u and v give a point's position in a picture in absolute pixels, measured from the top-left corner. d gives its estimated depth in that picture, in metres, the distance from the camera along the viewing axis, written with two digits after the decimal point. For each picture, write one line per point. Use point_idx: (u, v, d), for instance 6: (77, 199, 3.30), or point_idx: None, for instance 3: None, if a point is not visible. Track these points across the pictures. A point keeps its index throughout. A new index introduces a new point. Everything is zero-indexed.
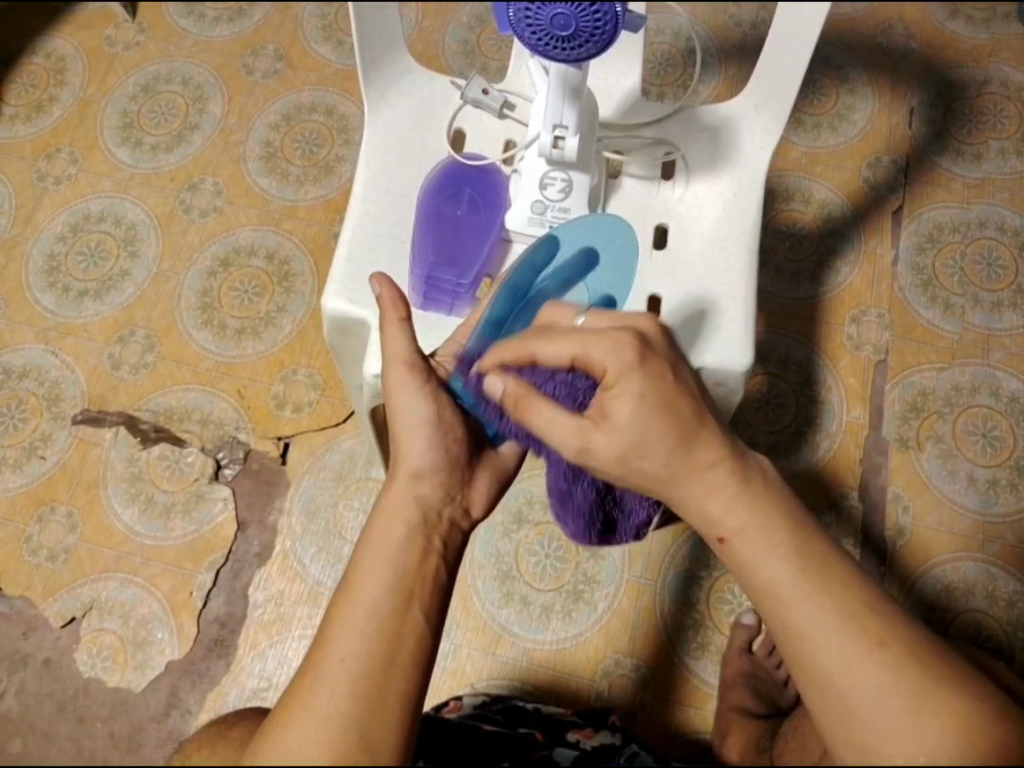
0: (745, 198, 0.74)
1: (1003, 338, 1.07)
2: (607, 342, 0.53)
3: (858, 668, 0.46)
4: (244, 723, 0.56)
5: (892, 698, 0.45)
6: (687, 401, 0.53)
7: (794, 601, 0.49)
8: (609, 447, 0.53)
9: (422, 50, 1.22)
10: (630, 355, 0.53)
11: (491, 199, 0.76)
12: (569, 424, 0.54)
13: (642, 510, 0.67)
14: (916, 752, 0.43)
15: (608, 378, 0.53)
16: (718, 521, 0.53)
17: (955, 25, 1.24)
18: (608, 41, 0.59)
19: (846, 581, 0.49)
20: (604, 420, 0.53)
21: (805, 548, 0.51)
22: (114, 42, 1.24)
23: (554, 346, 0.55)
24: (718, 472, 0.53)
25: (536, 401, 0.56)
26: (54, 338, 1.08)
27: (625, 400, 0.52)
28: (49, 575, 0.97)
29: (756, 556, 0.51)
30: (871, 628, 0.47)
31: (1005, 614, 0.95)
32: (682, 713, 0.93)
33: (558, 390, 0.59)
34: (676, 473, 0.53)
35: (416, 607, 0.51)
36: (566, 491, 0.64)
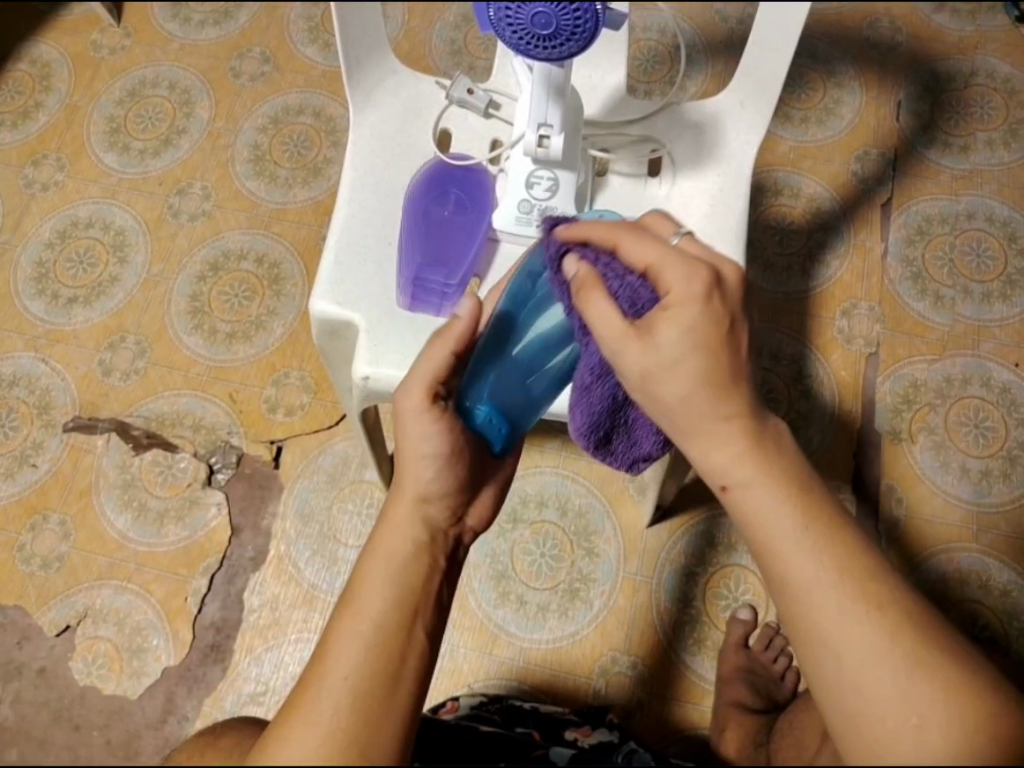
0: (733, 194, 0.74)
1: (993, 329, 1.07)
2: (683, 264, 0.49)
3: (853, 628, 0.43)
4: (232, 733, 0.54)
5: (883, 661, 0.42)
6: (730, 357, 0.48)
7: (794, 555, 0.46)
8: (637, 363, 0.49)
9: (408, 51, 1.22)
10: (699, 287, 0.48)
11: (477, 199, 0.75)
12: (615, 322, 0.50)
13: (648, 443, 0.62)
14: (909, 714, 0.41)
15: (668, 299, 0.49)
16: (723, 471, 0.49)
17: (940, 17, 1.24)
18: (590, 38, 0.58)
19: (849, 542, 0.46)
20: (647, 336, 0.49)
21: (818, 489, 0.48)
22: (100, 47, 1.24)
23: (639, 244, 0.51)
24: (732, 428, 0.49)
25: (598, 294, 0.51)
26: (44, 345, 1.08)
27: (674, 328, 0.48)
28: (43, 583, 0.97)
29: (761, 509, 0.47)
30: (868, 588, 0.44)
31: (1000, 604, 0.95)
32: (679, 710, 0.93)
33: (619, 291, 0.52)
34: (693, 415, 0.49)
35: (419, 623, 0.50)
36: (584, 384, 0.57)
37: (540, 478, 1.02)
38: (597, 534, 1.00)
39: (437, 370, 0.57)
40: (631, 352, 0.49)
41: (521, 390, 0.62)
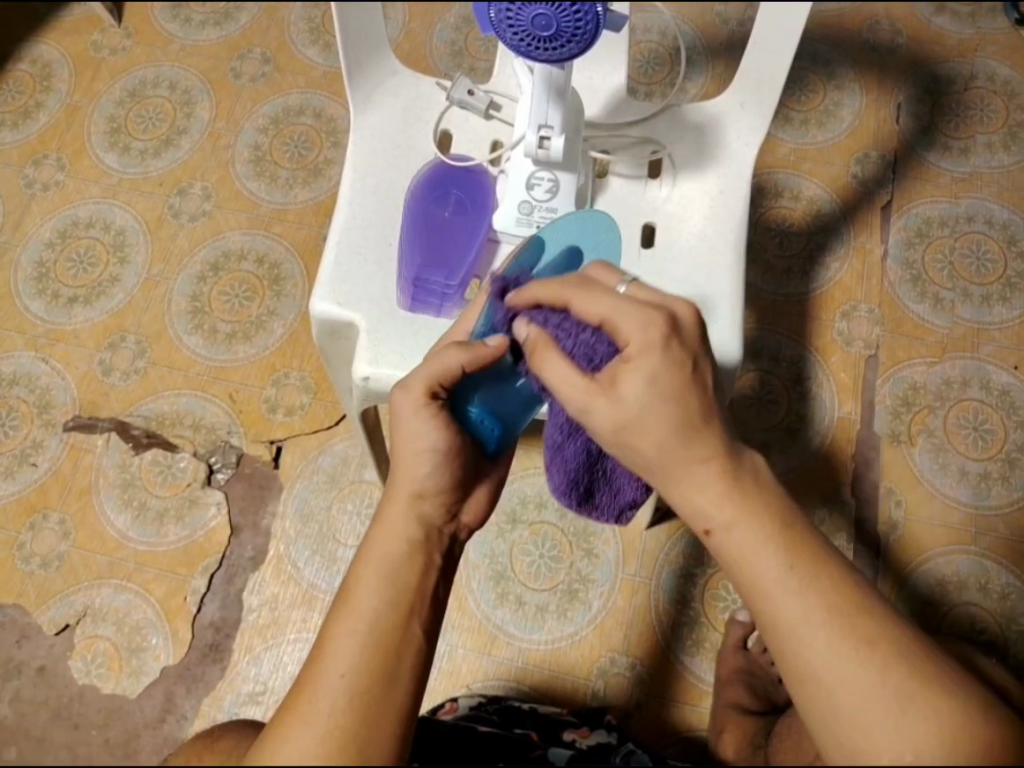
0: (733, 195, 0.74)
1: (992, 332, 1.07)
2: (638, 313, 0.49)
3: (845, 665, 0.42)
4: (233, 732, 0.53)
5: (875, 693, 0.41)
6: (699, 397, 0.48)
7: (782, 592, 0.45)
8: (607, 416, 0.49)
9: (409, 52, 1.23)
10: (656, 335, 0.48)
11: (477, 200, 0.76)
12: (576, 381, 0.50)
13: (630, 490, 0.60)
14: (903, 749, 0.40)
15: (628, 350, 0.49)
16: (705, 515, 0.48)
17: (941, 20, 1.24)
18: (591, 39, 0.58)
19: (833, 574, 0.45)
20: (611, 390, 0.49)
21: (801, 527, 0.47)
22: (101, 47, 1.24)
23: (590, 302, 0.51)
24: (710, 470, 0.48)
25: (553, 354, 0.51)
26: (45, 345, 1.08)
27: (637, 377, 0.48)
28: (43, 582, 0.97)
29: (743, 554, 0.46)
30: (859, 626, 0.43)
31: (999, 607, 0.95)
32: (677, 712, 0.93)
33: (574, 350, 0.52)
34: (667, 461, 0.48)
35: (415, 620, 0.50)
36: (557, 442, 0.58)
37: (540, 479, 1.02)
38: (597, 534, 1.00)
39: (439, 373, 0.57)
40: (597, 407, 0.49)
41: (514, 391, 0.62)
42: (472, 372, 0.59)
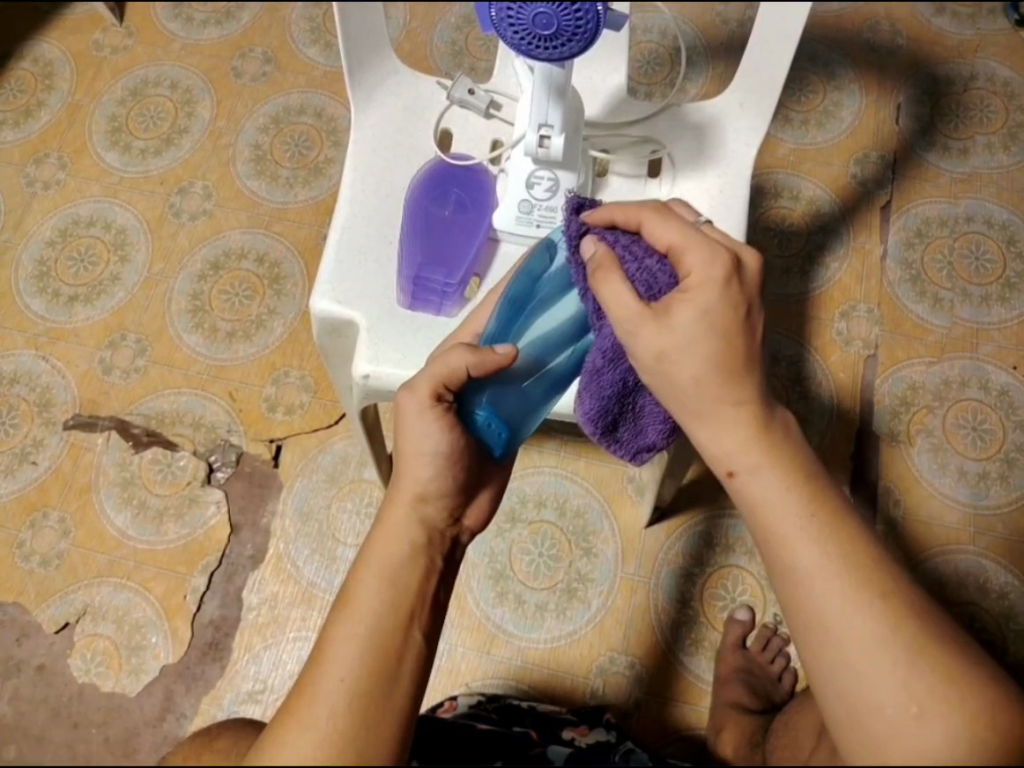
0: (733, 195, 0.74)
1: (991, 332, 1.07)
2: (706, 247, 0.50)
3: (857, 615, 0.42)
4: (230, 733, 0.52)
5: (883, 649, 0.41)
6: (744, 341, 0.49)
7: (800, 537, 0.46)
8: (653, 342, 0.50)
9: (410, 52, 1.23)
10: (719, 272, 0.49)
11: (478, 199, 0.76)
12: (631, 301, 0.50)
13: (653, 432, 0.61)
14: (907, 702, 0.40)
15: (687, 282, 0.50)
16: (729, 456, 0.49)
17: (940, 21, 1.24)
18: (591, 38, 0.58)
19: (851, 530, 0.46)
20: (662, 318, 0.50)
21: (828, 489, 0.48)
22: (102, 46, 1.24)
23: (662, 227, 0.52)
24: (741, 415, 0.49)
25: (615, 275, 0.51)
26: (45, 343, 1.08)
27: (690, 310, 0.49)
28: (42, 580, 0.97)
29: (767, 497, 0.47)
30: (872, 575, 0.44)
31: (998, 606, 0.95)
32: (677, 712, 0.93)
33: (637, 274, 0.53)
34: (703, 395, 0.49)
35: (416, 625, 0.50)
36: (596, 367, 0.57)
37: (539, 478, 1.02)
38: (596, 534, 1.00)
39: (446, 372, 0.56)
40: (645, 332, 0.50)
41: (519, 395, 0.62)
42: (479, 377, 0.58)
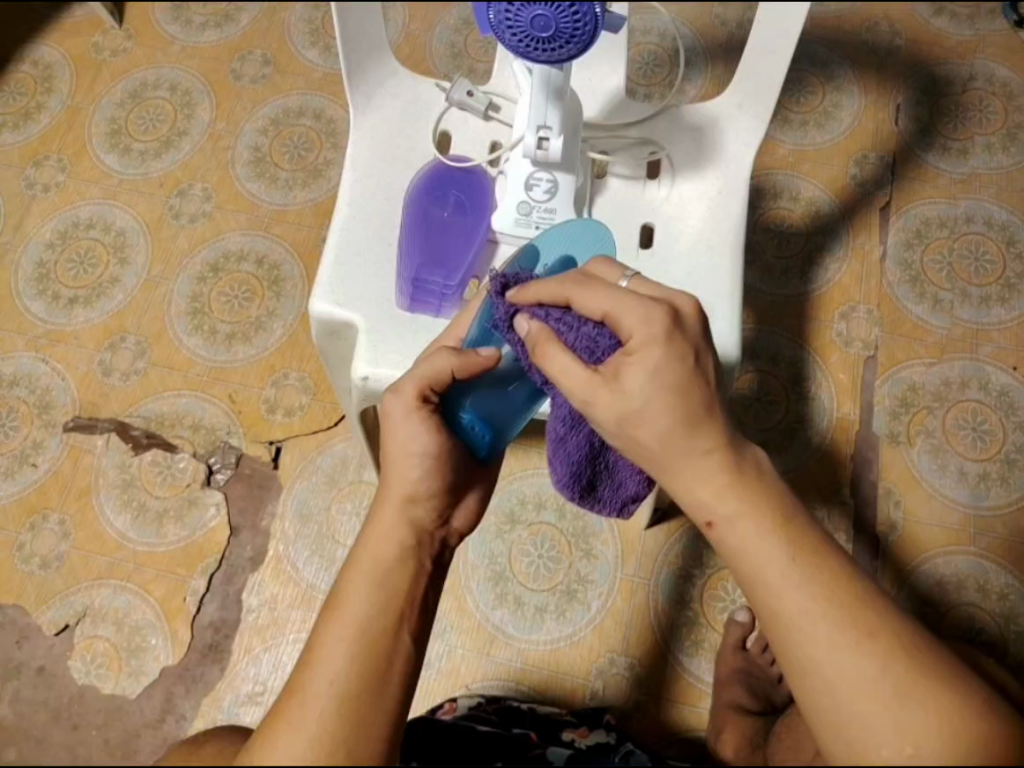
0: (732, 195, 0.75)
1: (991, 332, 1.07)
2: (641, 306, 0.49)
3: (845, 658, 0.42)
4: (216, 739, 0.50)
5: (873, 688, 0.41)
6: (700, 391, 0.48)
7: (786, 584, 0.44)
8: (611, 409, 0.49)
9: (409, 53, 1.23)
10: (659, 329, 0.48)
11: (477, 201, 0.76)
12: (580, 372, 0.49)
13: (632, 484, 0.60)
14: (902, 744, 0.40)
15: (629, 342, 0.49)
16: (707, 507, 0.48)
17: (939, 21, 1.24)
18: (589, 41, 0.59)
19: (835, 567, 0.45)
20: (614, 382, 0.49)
21: (799, 520, 0.47)
22: (102, 48, 1.24)
23: (593, 297, 0.51)
24: (712, 461, 0.48)
25: (555, 348, 0.51)
26: (45, 345, 1.08)
27: (639, 371, 0.48)
28: (42, 583, 0.97)
29: (745, 546, 0.46)
30: (860, 619, 0.43)
31: (998, 608, 0.95)
32: (676, 712, 0.93)
33: (576, 342, 0.53)
34: (670, 450, 0.48)
35: (405, 627, 0.50)
36: (560, 435, 0.58)
37: (539, 480, 1.02)
38: (596, 535, 1.00)
39: (430, 373, 0.57)
40: (601, 401, 0.49)
41: (503, 398, 0.62)
42: (462, 380, 0.59)
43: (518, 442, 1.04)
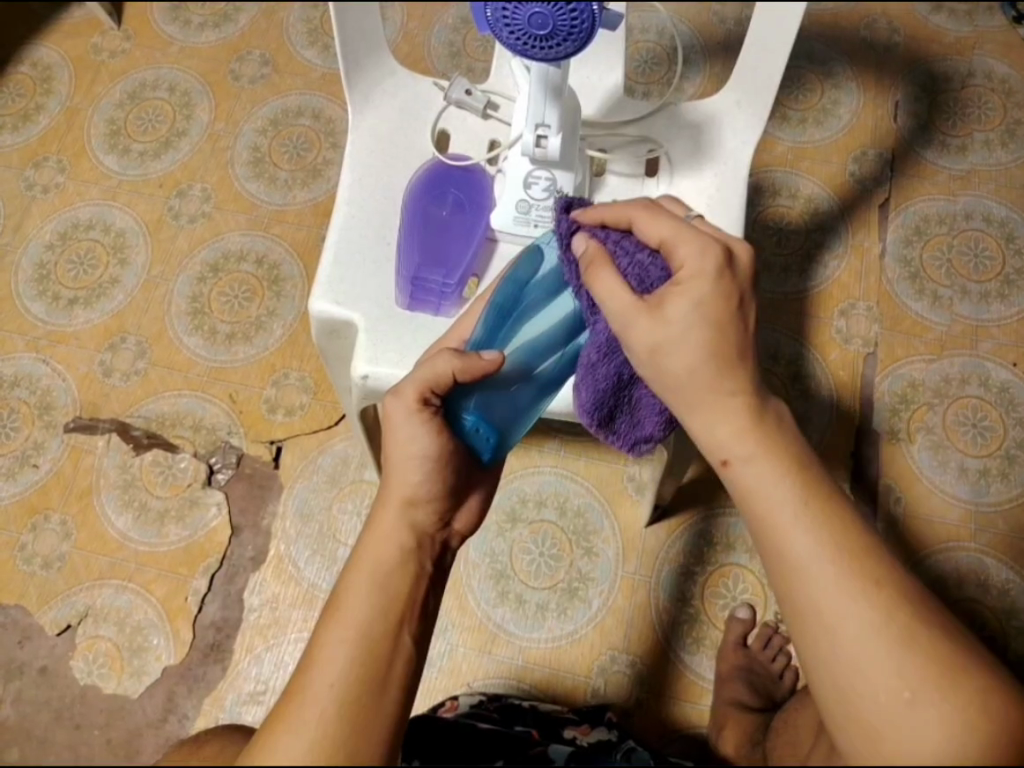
0: (730, 193, 0.75)
1: (991, 328, 1.07)
2: (697, 240, 0.51)
3: (847, 603, 0.42)
4: (218, 739, 0.50)
5: (872, 635, 0.41)
6: (736, 332, 0.50)
7: (793, 530, 0.45)
8: (646, 336, 0.50)
9: (408, 53, 1.23)
10: (710, 266, 0.50)
11: (475, 200, 0.76)
12: (626, 293, 0.51)
13: (650, 423, 0.61)
14: (898, 687, 0.40)
15: (680, 275, 0.51)
16: (723, 444, 0.49)
17: (938, 18, 1.24)
18: (587, 39, 0.59)
19: (841, 515, 0.46)
20: (656, 311, 0.50)
21: (814, 470, 0.48)
22: (100, 49, 1.24)
23: (653, 224, 0.54)
24: (737, 403, 0.49)
25: (608, 270, 0.53)
26: (45, 346, 1.08)
27: (684, 302, 0.50)
28: (44, 583, 0.97)
29: (759, 485, 0.47)
30: (865, 565, 0.43)
31: (999, 603, 0.95)
32: (678, 708, 0.93)
33: (628, 269, 0.54)
34: (697, 386, 0.50)
35: (405, 629, 0.50)
36: (591, 362, 0.58)
37: (539, 478, 1.03)
38: (596, 534, 1.00)
39: (431, 375, 0.56)
40: (639, 323, 0.51)
41: (507, 400, 0.61)
42: (464, 383, 0.58)
43: (518, 441, 1.04)
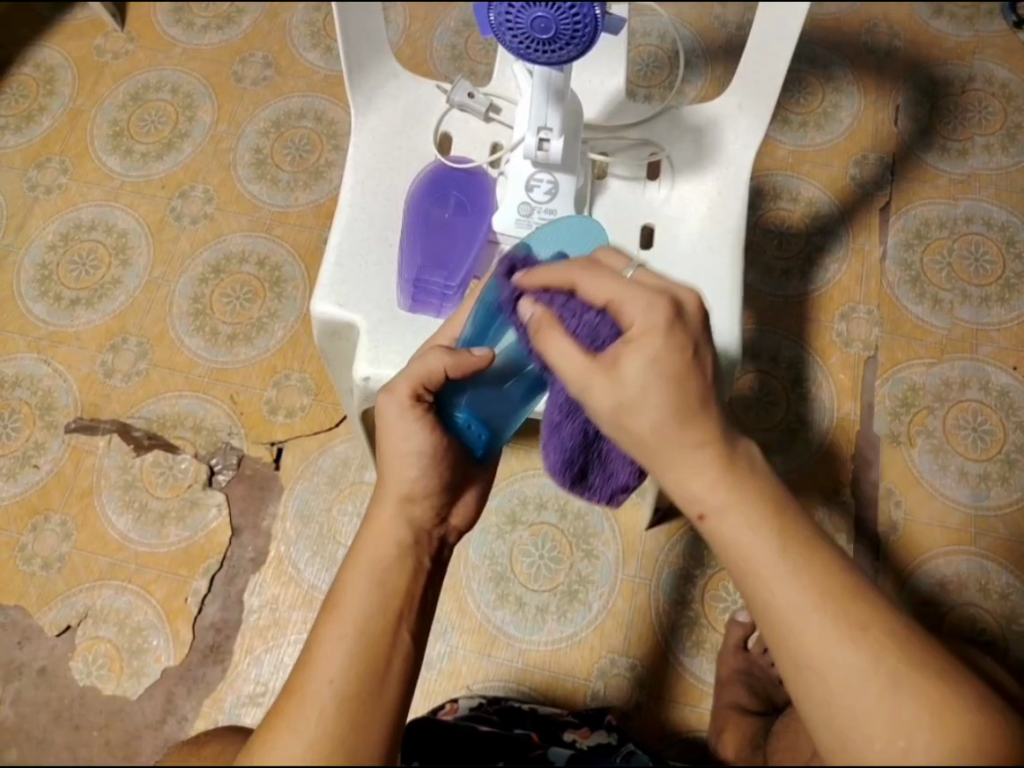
0: (732, 196, 0.75)
1: (991, 332, 1.07)
2: (642, 294, 0.48)
3: (835, 653, 0.42)
4: (218, 739, 0.50)
5: (867, 682, 0.41)
6: (697, 382, 0.47)
7: (776, 580, 0.44)
8: (606, 397, 0.48)
9: (410, 55, 1.23)
10: (661, 318, 0.47)
11: (477, 202, 0.77)
12: (576, 359, 0.49)
13: (623, 473, 0.60)
14: (893, 736, 0.40)
15: (631, 331, 0.48)
16: (698, 500, 0.47)
17: (939, 22, 1.25)
18: (588, 44, 0.59)
19: (827, 559, 0.45)
20: (612, 370, 0.48)
21: (795, 513, 0.46)
22: (104, 51, 1.25)
23: (594, 281, 0.51)
24: (706, 455, 0.47)
25: (556, 334, 0.51)
26: (47, 347, 1.08)
27: (638, 359, 0.47)
28: (44, 583, 0.97)
29: (739, 541, 0.45)
30: (851, 611, 0.43)
31: (1000, 608, 0.95)
32: (678, 712, 0.93)
33: (579, 329, 0.53)
34: (663, 442, 0.47)
35: (404, 626, 0.50)
36: (556, 422, 0.58)
37: (539, 480, 1.03)
38: (596, 536, 1.00)
39: (423, 372, 0.57)
40: (596, 388, 0.48)
41: (498, 397, 0.62)
42: (456, 378, 0.59)
43: (518, 443, 1.04)
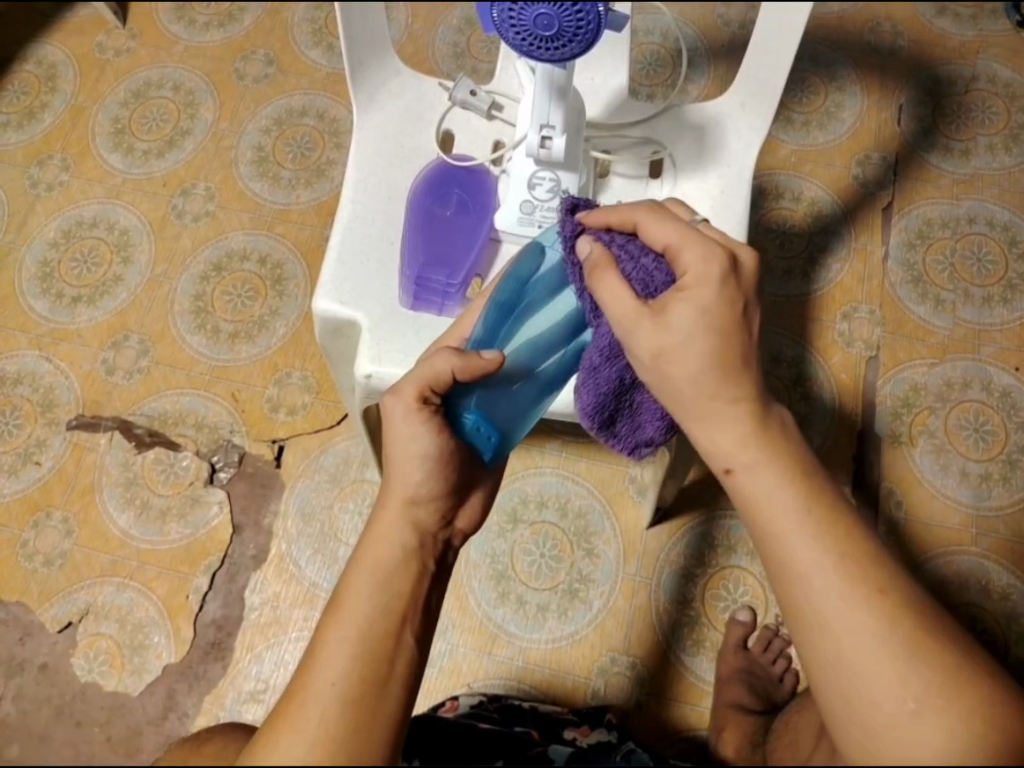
0: (734, 195, 0.74)
1: (994, 333, 1.07)
2: (703, 243, 0.50)
3: (852, 611, 0.42)
4: (219, 737, 0.50)
5: (880, 648, 0.41)
6: (742, 338, 0.49)
7: (796, 536, 0.45)
8: (651, 341, 0.49)
9: (412, 54, 1.23)
10: (716, 269, 0.49)
11: (479, 200, 0.76)
12: (630, 297, 0.50)
13: (651, 428, 0.61)
14: (904, 698, 0.40)
15: (684, 280, 0.50)
16: (728, 454, 0.48)
17: (942, 22, 1.24)
18: (593, 40, 0.59)
19: (848, 525, 0.45)
20: (659, 315, 0.49)
21: (817, 477, 0.47)
22: (105, 48, 1.25)
23: (658, 226, 0.52)
24: (739, 410, 0.48)
25: (611, 274, 0.51)
26: (49, 344, 1.08)
27: (688, 307, 0.48)
28: (45, 580, 0.97)
29: (765, 494, 0.46)
30: (870, 573, 0.43)
31: (1000, 607, 0.95)
32: (678, 711, 0.93)
33: (633, 273, 0.53)
34: (701, 392, 0.48)
35: (407, 629, 0.50)
36: (593, 365, 0.58)
37: (540, 478, 1.03)
38: (597, 535, 1.00)
39: (429, 374, 0.56)
40: (643, 328, 0.49)
41: (509, 399, 0.61)
42: (463, 381, 0.58)
43: (520, 441, 1.04)
